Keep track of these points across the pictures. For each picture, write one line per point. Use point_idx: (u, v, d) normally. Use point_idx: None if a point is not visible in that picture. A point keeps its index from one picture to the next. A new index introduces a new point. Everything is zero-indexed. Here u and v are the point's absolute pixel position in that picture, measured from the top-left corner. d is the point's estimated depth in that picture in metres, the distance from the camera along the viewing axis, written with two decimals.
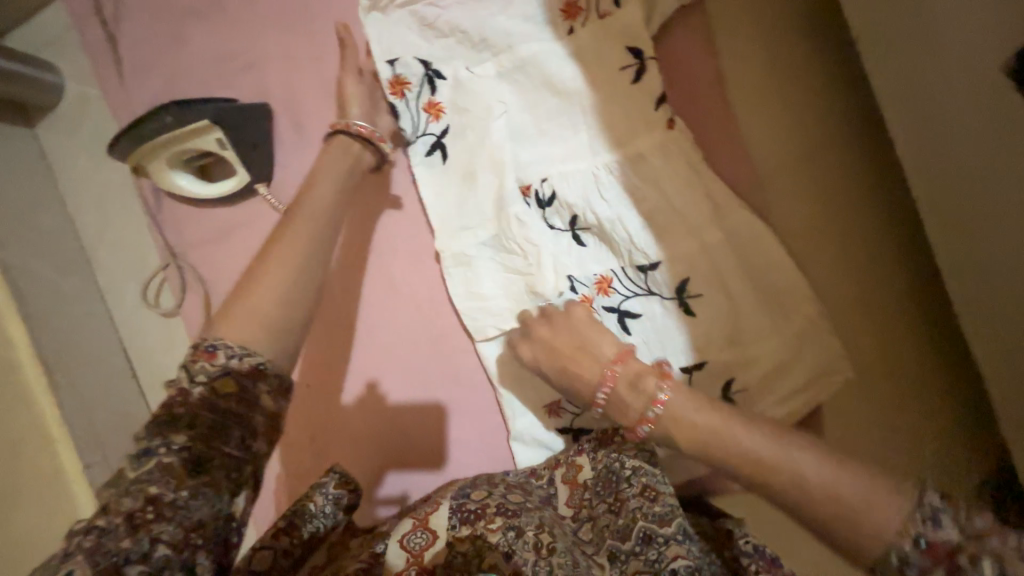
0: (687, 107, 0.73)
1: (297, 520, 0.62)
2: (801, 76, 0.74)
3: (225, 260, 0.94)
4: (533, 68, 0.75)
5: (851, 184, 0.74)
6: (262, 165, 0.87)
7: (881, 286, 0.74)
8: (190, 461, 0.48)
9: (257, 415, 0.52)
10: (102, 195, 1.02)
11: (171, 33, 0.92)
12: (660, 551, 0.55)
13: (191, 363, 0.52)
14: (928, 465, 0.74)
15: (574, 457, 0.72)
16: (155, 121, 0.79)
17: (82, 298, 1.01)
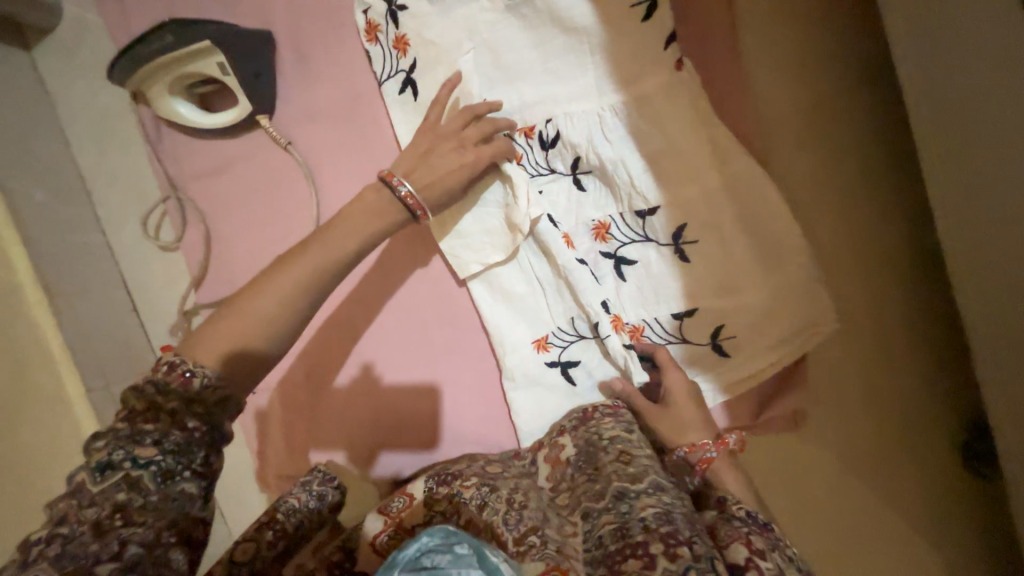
0: (697, 48, 0.72)
1: (278, 514, 0.60)
2: (815, 21, 0.73)
3: (226, 193, 0.94)
4: (542, 3, 0.73)
5: (855, 139, 0.74)
6: (266, 96, 0.86)
7: (874, 243, 0.75)
8: (158, 473, 0.46)
9: (220, 431, 0.51)
10: (106, 125, 1.02)
11: None
12: (631, 504, 0.52)
13: (159, 382, 0.49)
14: (898, 416, 0.77)
15: (557, 437, 0.73)
16: (156, 41, 0.78)
17: (83, 228, 1.02)
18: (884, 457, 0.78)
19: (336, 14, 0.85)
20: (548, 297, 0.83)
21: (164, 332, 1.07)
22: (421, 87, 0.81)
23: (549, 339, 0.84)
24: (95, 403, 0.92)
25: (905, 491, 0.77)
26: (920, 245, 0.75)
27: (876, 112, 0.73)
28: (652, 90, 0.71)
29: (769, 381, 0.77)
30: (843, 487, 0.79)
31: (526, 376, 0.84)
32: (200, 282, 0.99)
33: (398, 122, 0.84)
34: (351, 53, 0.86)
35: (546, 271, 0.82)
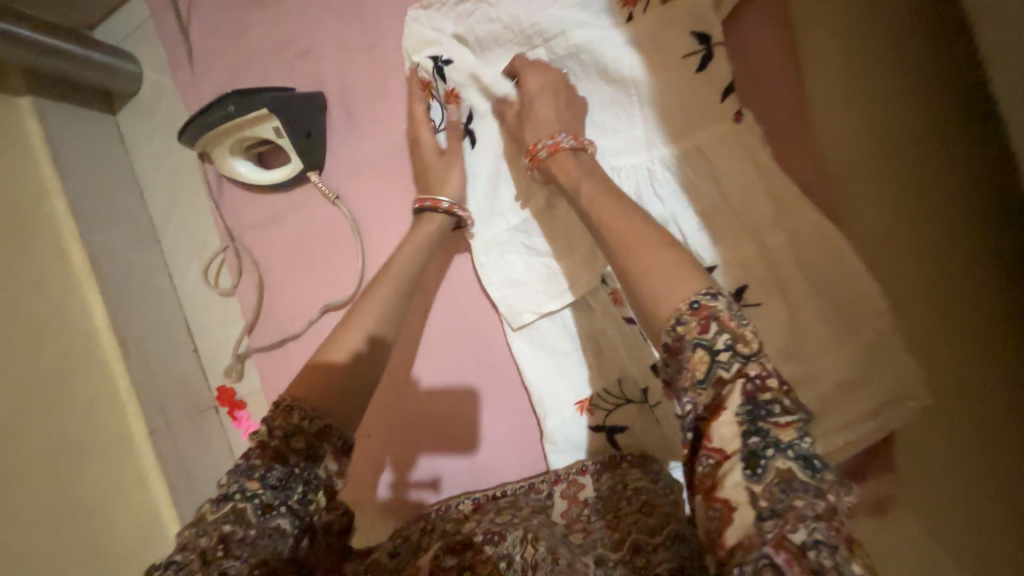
0: (760, 95, 0.67)
1: (256, 467, 0.54)
2: (890, 64, 0.67)
3: (278, 244, 0.98)
4: (588, 56, 0.71)
5: (941, 191, 0.66)
6: (316, 153, 0.89)
7: (971, 306, 0.66)
8: (260, 506, 0.52)
9: (320, 469, 0.57)
10: (176, 178, 1.10)
11: (235, 22, 0.95)
12: (648, 560, 0.53)
13: (269, 422, 0.57)
14: (1002, 504, 0.65)
15: (575, 475, 0.74)
16: (219, 109, 0.83)
17: (153, 274, 1.10)
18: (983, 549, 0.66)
19: (383, 72, 0.87)
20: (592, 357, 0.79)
21: (219, 372, 1.12)
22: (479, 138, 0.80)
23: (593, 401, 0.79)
24: (156, 442, 0.97)
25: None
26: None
27: (955, 153, 0.66)
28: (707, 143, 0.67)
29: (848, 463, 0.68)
30: None
31: (568, 439, 0.79)
32: (251, 328, 1.03)
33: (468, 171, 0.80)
34: (398, 110, 0.88)
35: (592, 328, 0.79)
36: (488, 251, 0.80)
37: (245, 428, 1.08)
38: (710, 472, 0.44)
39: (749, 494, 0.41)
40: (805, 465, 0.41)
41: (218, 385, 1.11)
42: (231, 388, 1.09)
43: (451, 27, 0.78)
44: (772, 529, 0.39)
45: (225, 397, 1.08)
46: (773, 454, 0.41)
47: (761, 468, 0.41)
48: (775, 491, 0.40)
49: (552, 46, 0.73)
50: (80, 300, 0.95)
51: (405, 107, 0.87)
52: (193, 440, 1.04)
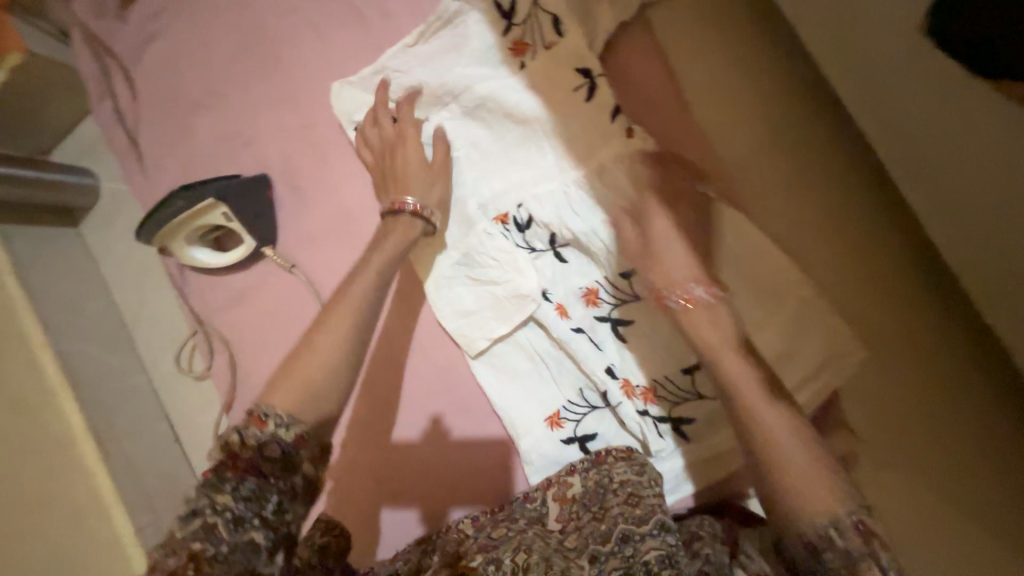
0: (649, 109, 0.75)
1: (225, 481, 0.53)
2: (753, 66, 0.77)
3: (244, 319, 1.02)
4: (493, 103, 0.79)
5: (823, 161, 0.75)
6: (267, 229, 0.95)
7: (874, 258, 0.73)
8: (231, 519, 0.52)
9: (298, 476, 0.56)
10: (141, 275, 1.15)
11: (180, 125, 1.03)
12: (636, 547, 0.57)
13: (243, 430, 0.56)
14: (949, 426, 0.70)
15: (564, 475, 0.76)
16: (169, 207, 0.90)
17: (128, 371, 1.12)
18: (951, 475, 0.69)
19: (321, 147, 0.95)
20: (552, 372, 0.83)
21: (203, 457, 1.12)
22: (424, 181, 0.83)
23: (561, 414, 0.82)
24: (143, 538, 0.95)
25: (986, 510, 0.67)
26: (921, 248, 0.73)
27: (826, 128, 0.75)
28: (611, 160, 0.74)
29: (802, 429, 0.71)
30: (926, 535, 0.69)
31: (545, 456, 0.81)
32: (228, 407, 1.04)
33: None
34: (337, 177, 0.95)
35: (546, 343, 0.82)
36: (437, 287, 0.85)
37: None
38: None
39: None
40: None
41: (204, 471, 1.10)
42: None
43: (389, 90, 0.86)
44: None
45: None
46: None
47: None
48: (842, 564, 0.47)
49: (471, 95, 0.80)
50: (55, 410, 0.96)
51: (344, 173, 0.94)
52: None
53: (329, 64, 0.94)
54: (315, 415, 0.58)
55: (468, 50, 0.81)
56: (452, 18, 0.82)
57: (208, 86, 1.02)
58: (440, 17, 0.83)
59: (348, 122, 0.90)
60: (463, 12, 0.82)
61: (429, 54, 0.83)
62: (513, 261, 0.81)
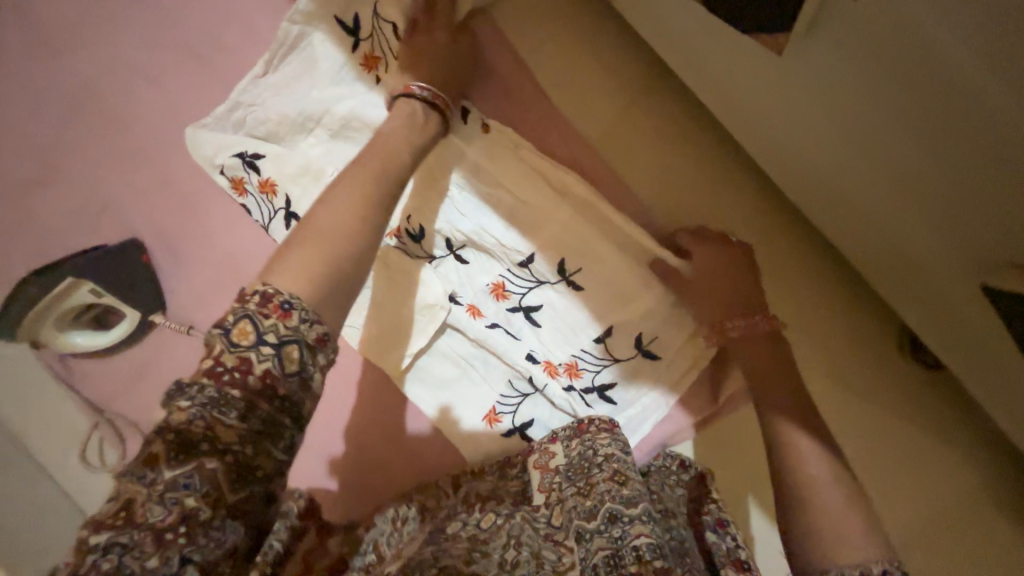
0: (509, 104, 0.79)
1: (231, 391, 0.44)
2: (587, 42, 0.81)
3: (151, 396, 0.94)
4: (356, 122, 0.79)
5: (667, 117, 0.81)
6: (150, 296, 0.88)
7: (727, 197, 0.81)
8: (232, 468, 0.45)
9: (290, 416, 0.47)
10: (15, 378, 1.02)
11: (20, 205, 0.92)
12: (624, 530, 0.55)
13: (257, 316, 0.45)
14: (840, 325, 0.81)
15: (546, 444, 0.73)
16: (22, 294, 0.81)
17: (27, 485, 1.00)
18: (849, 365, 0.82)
19: (190, 198, 0.89)
20: (479, 371, 0.84)
21: None
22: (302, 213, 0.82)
23: (497, 409, 0.83)
24: None
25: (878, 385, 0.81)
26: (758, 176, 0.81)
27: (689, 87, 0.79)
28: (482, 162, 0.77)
29: (708, 367, 0.79)
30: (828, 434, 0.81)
31: (491, 453, 0.82)
32: None
33: None
34: (215, 226, 0.89)
35: (467, 344, 0.83)
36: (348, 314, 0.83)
37: None
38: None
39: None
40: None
41: None
42: None
43: (246, 126, 0.83)
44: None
45: None
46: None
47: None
48: None
49: (330, 119, 0.80)
50: None
51: (223, 220, 0.89)
52: None
53: (179, 111, 0.88)
54: (340, 314, 0.49)
55: (318, 73, 0.79)
56: (293, 41, 0.79)
57: (42, 157, 0.91)
58: (282, 41, 0.79)
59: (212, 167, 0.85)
60: (307, 34, 0.79)
61: (279, 81, 0.81)
62: (415, 273, 0.81)
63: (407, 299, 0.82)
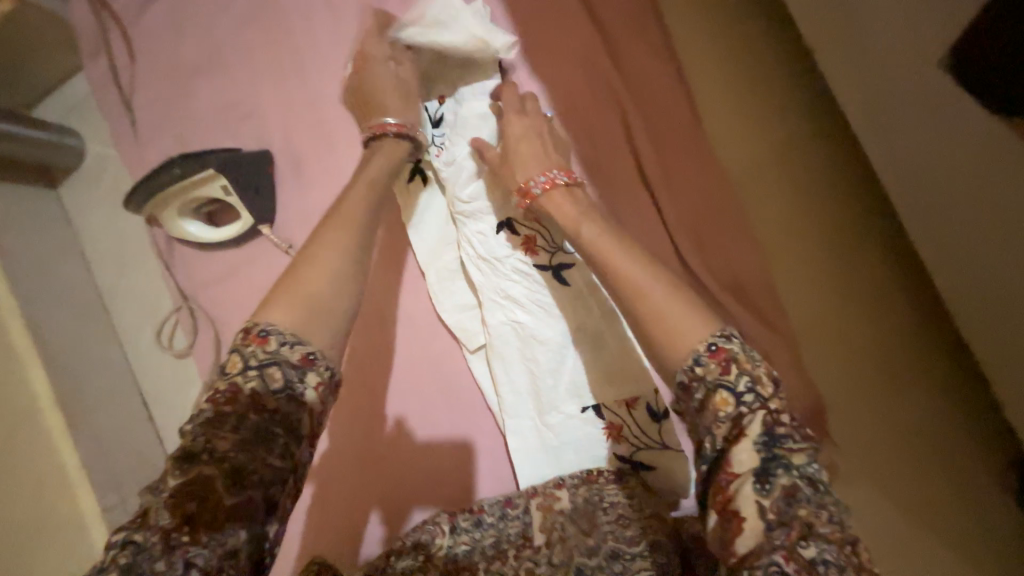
0: (660, 128, 0.80)
1: (222, 412, 0.50)
2: (763, 79, 0.84)
3: (234, 297, 0.98)
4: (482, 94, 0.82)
5: (817, 167, 0.81)
6: (265, 206, 0.92)
7: (860, 261, 0.78)
8: (229, 474, 0.48)
9: (302, 413, 0.52)
10: (122, 244, 1.10)
11: (178, 90, 1.00)
12: (625, 565, 0.62)
13: (242, 349, 0.52)
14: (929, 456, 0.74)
15: (551, 488, 0.72)
16: (165, 174, 0.86)
17: (102, 343, 1.07)
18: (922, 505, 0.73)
19: (324, 127, 0.93)
20: None
21: (177, 440, 1.07)
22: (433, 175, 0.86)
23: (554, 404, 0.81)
24: (110, 521, 0.91)
25: (954, 533, 0.72)
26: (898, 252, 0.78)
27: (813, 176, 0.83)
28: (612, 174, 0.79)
29: None
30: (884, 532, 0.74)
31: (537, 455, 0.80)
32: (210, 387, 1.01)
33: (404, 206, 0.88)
34: (342, 159, 0.93)
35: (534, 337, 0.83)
36: (439, 280, 0.85)
37: None
38: (725, 485, 0.50)
39: (759, 508, 0.47)
40: (757, 388, 0.51)
41: None
42: None
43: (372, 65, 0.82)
44: (781, 539, 0.46)
45: None
46: (779, 474, 0.48)
47: (768, 483, 0.48)
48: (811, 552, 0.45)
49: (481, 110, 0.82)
50: (24, 376, 0.91)
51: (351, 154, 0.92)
52: None
53: (341, 42, 0.93)
54: (331, 341, 0.55)
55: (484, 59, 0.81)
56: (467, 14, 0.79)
57: (210, 52, 0.98)
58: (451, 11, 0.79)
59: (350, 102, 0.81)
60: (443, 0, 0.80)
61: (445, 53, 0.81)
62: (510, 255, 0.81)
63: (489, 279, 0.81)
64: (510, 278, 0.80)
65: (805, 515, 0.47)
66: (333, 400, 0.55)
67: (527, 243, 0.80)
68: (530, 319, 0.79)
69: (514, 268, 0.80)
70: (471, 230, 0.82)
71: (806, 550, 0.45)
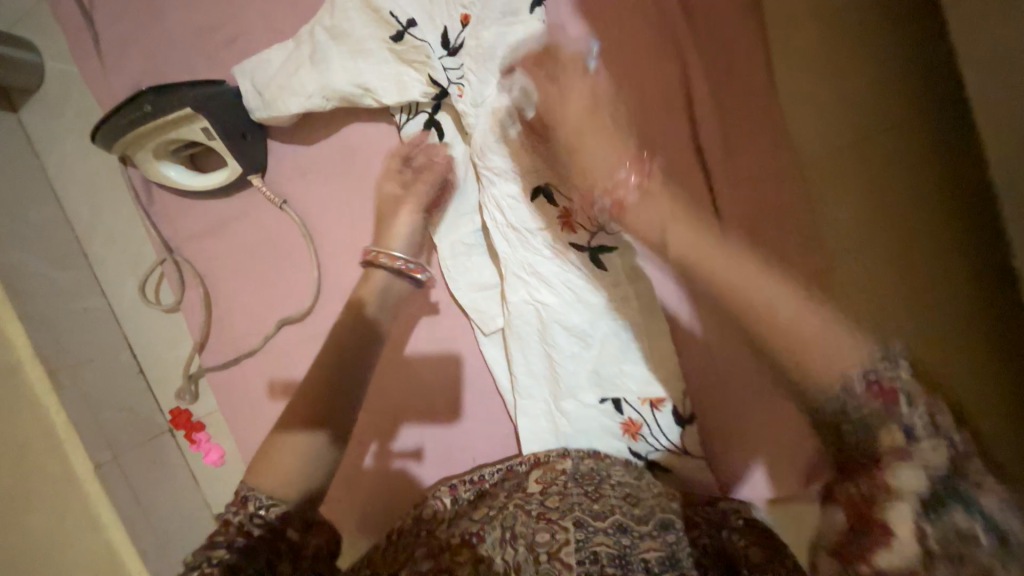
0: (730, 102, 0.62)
1: (214, 543, 0.53)
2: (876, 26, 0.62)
3: (224, 255, 0.90)
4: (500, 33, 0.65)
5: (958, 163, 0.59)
6: (256, 154, 0.81)
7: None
8: (224, 570, 0.50)
9: (286, 540, 0.54)
10: (96, 183, 0.99)
11: (147, 5, 0.84)
12: (633, 541, 0.57)
13: (229, 516, 0.54)
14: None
15: (555, 458, 0.70)
16: (135, 110, 0.73)
17: (83, 292, 1.00)
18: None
19: None
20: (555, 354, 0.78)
21: (171, 394, 1.04)
22: (446, 129, 0.76)
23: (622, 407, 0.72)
24: (105, 479, 0.90)
25: None
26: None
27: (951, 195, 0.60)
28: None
29: None
30: None
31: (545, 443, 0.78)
32: (202, 346, 0.96)
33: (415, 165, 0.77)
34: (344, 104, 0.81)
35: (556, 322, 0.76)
36: (454, 255, 0.78)
37: (207, 451, 1.03)
38: (864, 437, 0.39)
39: (919, 484, 0.37)
40: None
41: (171, 408, 1.04)
42: (187, 409, 1.02)
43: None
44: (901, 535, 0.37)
45: (180, 419, 1.02)
46: (890, 427, 0.38)
47: (871, 434, 0.38)
48: (934, 503, 0.36)
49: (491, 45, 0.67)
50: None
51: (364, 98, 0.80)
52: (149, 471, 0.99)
53: None
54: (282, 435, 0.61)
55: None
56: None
57: None
58: None
59: (319, 83, 0.74)
60: None
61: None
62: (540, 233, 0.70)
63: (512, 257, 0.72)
64: (541, 255, 0.71)
65: (915, 477, 0.37)
66: (316, 536, 0.57)
67: (563, 220, 0.69)
68: (557, 302, 0.71)
69: (547, 246, 0.70)
70: (498, 191, 0.71)
71: (898, 512, 0.37)
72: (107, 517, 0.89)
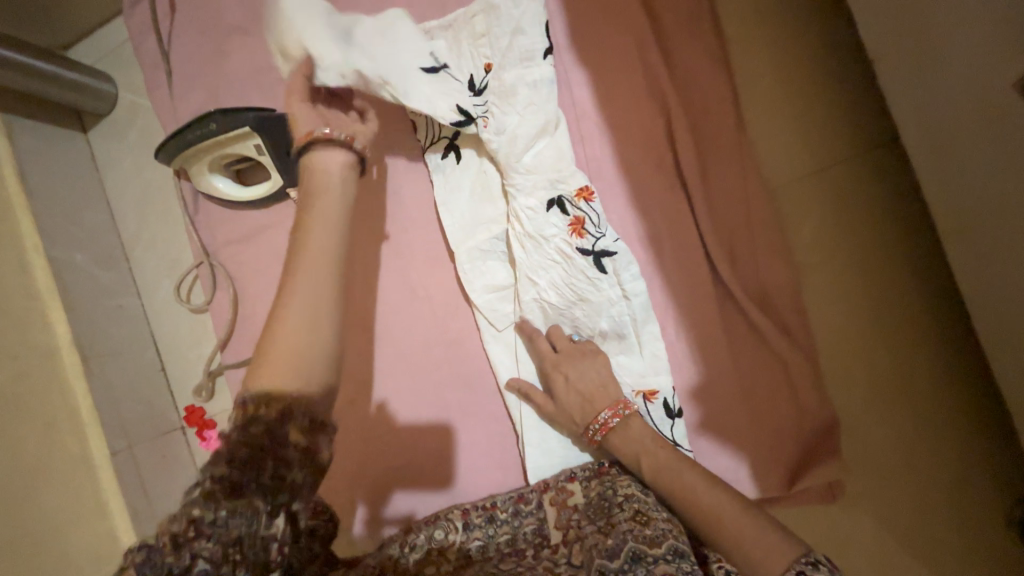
0: (705, 137, 0.80)
1: (220, 445, 0.46)
2: (818, 80, 0.81)
3: (255, 258, 0.99)
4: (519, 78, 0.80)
5: (869, 191, 0.79)
6: (295, 169, 0.93)
7: (902, 294, 0.78)
8: (228, 488, 0.44)
9: (292, 448, 0.47)
10: (147, 193, 1.10)
11: (216, 46, 1.00)
12: (648, 568, 0.54)
13: (244, 405, 0.48)
14: (979, 498, 0.74)
15: (564, 482, 0.77)
16: (201, 128, 0.85)
17: (121, 291, 1.08)
18: (992, 547, 0.74)
19: None
20: None
21: (187, 392, 1.10)
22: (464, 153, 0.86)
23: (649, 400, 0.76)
24: (118, 466, 0.95)
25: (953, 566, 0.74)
26: (943, 289, 0.77)
27: (905, 212, 0.78)
28: (647, 173, 0.80)
29: (807, 440, 0.76)
30: (903, 555, 0.76)
31: (542, 438, 0.83)
32: (224, 344, 1.03)
33: (438, 182, 0.88)
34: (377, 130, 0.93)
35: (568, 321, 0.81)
36: (470, 259, 0.86)
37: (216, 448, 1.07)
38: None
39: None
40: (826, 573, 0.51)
41: (187, 405, 1.09)
42: (201, 407, 1.08)
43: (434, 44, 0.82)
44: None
45: (193, 417, 1.07)
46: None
47: None
48: None
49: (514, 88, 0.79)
50: (44, 320, 0.92)
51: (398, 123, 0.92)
52: (157, 466, 1.02)
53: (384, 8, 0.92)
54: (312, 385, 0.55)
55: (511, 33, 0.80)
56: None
57: (252, 12, 0.98)
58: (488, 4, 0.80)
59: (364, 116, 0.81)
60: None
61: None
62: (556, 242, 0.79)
63: (528, 265, 0.80)
64: (553, 260, 0.79)
65: None
66: (326, 435, 0.50)
67: (575, 224, 0.78)
68: (559, 301, 0.79)
69: (559, 250, 0.78)
70: (520, 205, 0.80)
71: None
72: (116, 505, 0.93)
